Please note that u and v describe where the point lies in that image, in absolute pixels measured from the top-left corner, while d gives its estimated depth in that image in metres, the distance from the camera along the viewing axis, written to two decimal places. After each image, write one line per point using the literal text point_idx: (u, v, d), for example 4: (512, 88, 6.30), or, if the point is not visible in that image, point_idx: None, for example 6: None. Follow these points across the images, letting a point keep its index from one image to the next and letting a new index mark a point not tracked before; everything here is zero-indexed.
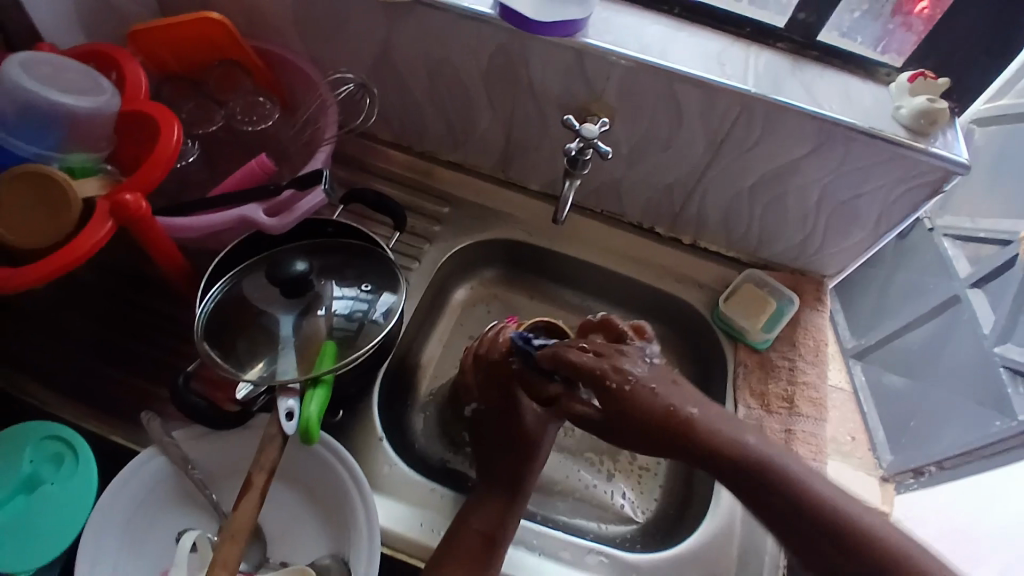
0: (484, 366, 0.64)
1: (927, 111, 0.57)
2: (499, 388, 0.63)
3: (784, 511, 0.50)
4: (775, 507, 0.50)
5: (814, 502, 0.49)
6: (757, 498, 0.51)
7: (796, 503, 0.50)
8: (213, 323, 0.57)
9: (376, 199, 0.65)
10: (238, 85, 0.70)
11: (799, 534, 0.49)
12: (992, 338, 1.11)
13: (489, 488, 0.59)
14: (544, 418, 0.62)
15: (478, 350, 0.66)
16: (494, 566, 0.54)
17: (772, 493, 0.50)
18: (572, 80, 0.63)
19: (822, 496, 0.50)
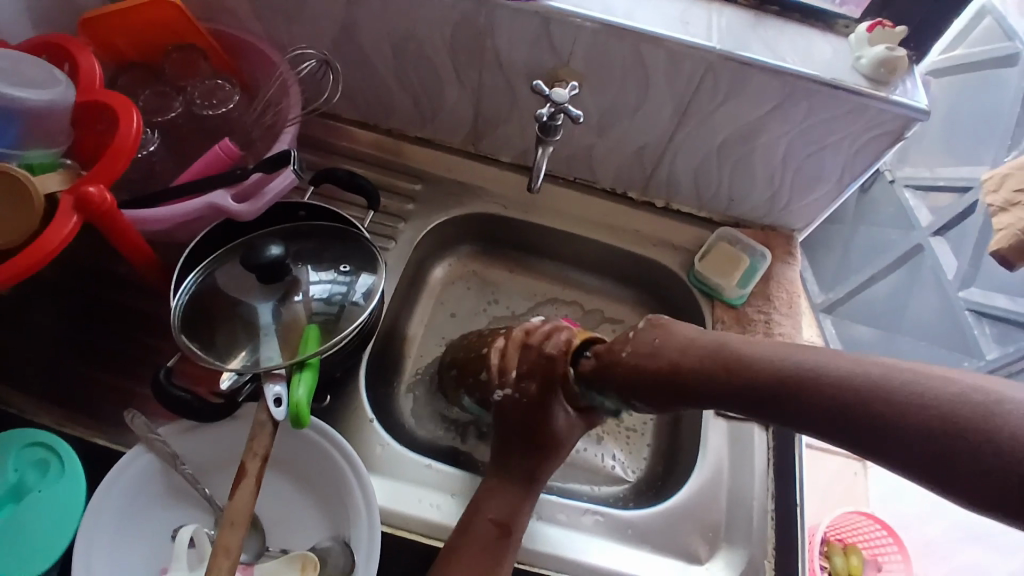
0: (533, 355, 0.60)
1: (887, 60, 0.58)
2: (541, 379, 0.58)
3: (833, 411, 0.37)
4: (824, 417, 0.37)
5: (867, 390, 0.35)
6: (841, 423, 0.36)
7: (840, 398, 0.37)
8: (190, 315, 0.55)
9: (348, 179, 0.64)
10: (197, 70, 0.67)
11: (872, 434, 0.34)
12: (955, 284, 1.18)
13: (504, 478, 0.57)
14: (574, 424, 0.59)
15: (528, 339, 0.61)
16: (509, 555, 0.54)
17: (817, 405, 0.38)
18: (539, 47, 0.62)
19: (891, 378, 0.35)
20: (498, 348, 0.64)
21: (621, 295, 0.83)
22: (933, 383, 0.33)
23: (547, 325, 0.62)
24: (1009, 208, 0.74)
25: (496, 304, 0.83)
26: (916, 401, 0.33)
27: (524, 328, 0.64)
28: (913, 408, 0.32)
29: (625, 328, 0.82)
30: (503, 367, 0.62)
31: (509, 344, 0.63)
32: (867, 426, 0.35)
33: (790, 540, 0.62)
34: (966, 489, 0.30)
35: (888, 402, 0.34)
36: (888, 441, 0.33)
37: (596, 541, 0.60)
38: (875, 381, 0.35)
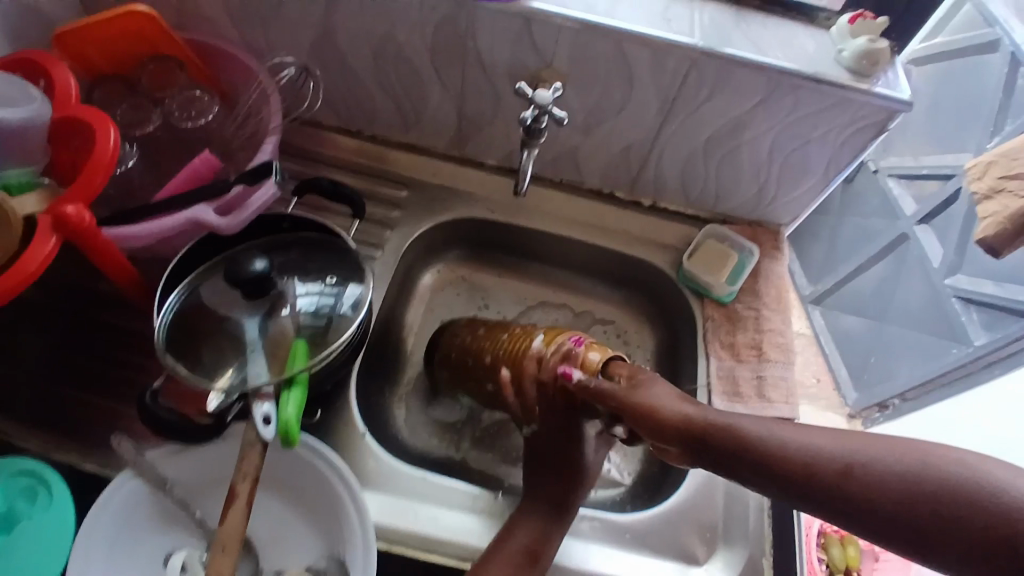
0: (550, 391, 0.59)
1: (868, 52, 0.57)
2: (563, 412, 0.59)
3: (823, 493, 0.42)
4: (803, 490, 0.43)
5: (852, 470, 0.41)
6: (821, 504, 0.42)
7: (834, 478, 0.42)
8: (175, 334, 0.54)
9: (331, 188, 0.63)
10: (174, 81, 0.66)
11: (851, 513, 0.41)
12: (942, 271, 1.18)
13: (528, 507, 0.58)
14: (599, 444, 0.62)
15: (541, 374, 0.59)
16: None
17: (811, 485, 0.43)
18: (521, 47, 0.61)
19: (883, 461, 0.40)
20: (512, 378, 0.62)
21: (611, 295, 0.83)
22: (914, 473, 0.39)
23: (557, 352, 0.59)
24: (993, 195, 0.75)
25: (487, 308, 0.83)
26: (902, 480, 0.39)
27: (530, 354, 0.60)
28: (894, 492, 0.39)
29: (615, 329, 0.82)
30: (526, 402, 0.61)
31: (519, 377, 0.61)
32: (845, 493, 0.41)
33: (787, 537, 0.62)
34: (941, 555, 0.38)
35: (876, 484, 0.40)
36: (868, 516, 0.40)
37: (595, 547, 0.60)
38: (860, 457, 0.41)
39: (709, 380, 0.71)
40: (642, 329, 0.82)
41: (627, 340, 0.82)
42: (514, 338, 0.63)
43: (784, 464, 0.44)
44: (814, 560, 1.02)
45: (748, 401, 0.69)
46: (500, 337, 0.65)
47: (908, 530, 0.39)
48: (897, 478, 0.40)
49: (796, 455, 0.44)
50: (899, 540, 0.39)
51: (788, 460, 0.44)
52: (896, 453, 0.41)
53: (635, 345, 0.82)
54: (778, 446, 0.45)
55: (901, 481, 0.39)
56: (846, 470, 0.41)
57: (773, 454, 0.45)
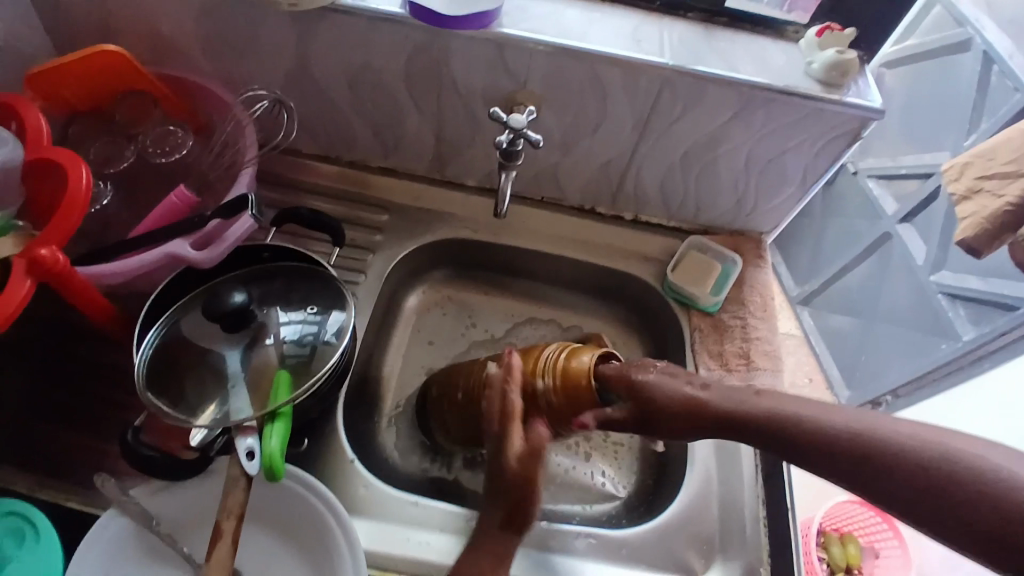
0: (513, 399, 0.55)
1: (837, 64, 0.59)
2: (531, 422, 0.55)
3: (835, 457, 0.43)
4: (819, 458, 0.44)
5: (870, 443, 0.42)
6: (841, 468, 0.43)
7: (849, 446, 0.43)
8: (156, 368, 0.54)
9: (311, 216, 0.63)
10: (148, 116, 0.66)
11: (865, 473, 0.42)
12: (927, 269, 1.19)
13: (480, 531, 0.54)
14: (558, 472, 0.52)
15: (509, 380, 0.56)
16: None
17: (825, 452, 0.44)
18: (494, 71, 0.62)
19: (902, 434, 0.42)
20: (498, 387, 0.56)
21: (598, 309, 0.83)
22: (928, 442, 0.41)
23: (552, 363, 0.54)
24: (971, 196, 0.76)
25: (474, 328, 0.82)
26: (918, 455, 0.40)
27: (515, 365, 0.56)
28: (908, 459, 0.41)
29: (604, 342, 0.82)
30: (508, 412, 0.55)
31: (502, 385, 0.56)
32: (860, 462, 0.42)
33: (783, 546, 0.62)
34: (944, 523, 0.39)
35: (889, 450, 0.41)
36: (879, 479, 0.41)
37: (589, 564, 0.59)
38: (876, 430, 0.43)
39: None
40: (630, 341, 0.82)
41: (616, 352, 0.82)
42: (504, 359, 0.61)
43: (809, 440, 0.45)
44: (814, 561, 1.03)
45: None
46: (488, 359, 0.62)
47: (920, 501, 0.40)
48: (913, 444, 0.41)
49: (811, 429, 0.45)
50: (905, 506, 0.40)
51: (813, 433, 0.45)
52: (921, 433, 0.42)
53: (625, 357, 0.81)
54: (794, 422, 0.46)
55: (918, 445, 0.41)
56: (864, 443, 0.42)
57: (796, 433, 0.46)
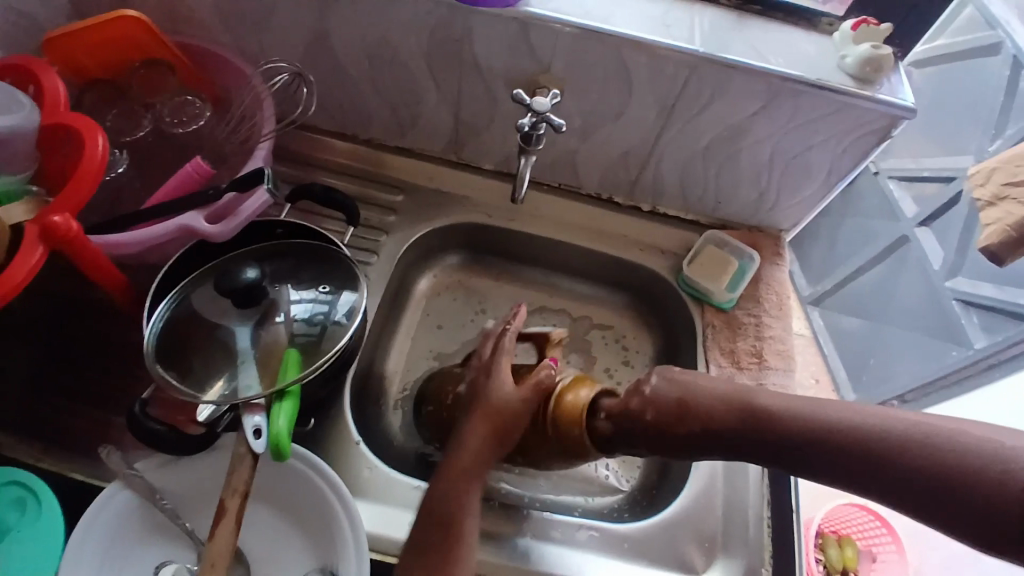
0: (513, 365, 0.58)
1: (871, 58, 0.56)
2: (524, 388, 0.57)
3: (848, 460, 0.42)
4: (835, 460, 0.43)
5: (888, 440, 0.40)
6: (852, 471, 0.42)
7: (864, 448, 0.41)
8: (165, 342, 0.54)
9: (325, 194, 0.62)
10: (164, 86, 0.65)
11: (879, 475, 0.40)
12: (942, 274, 1.17)
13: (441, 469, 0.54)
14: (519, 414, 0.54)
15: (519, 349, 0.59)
16: (447, 551, 0.49)
17: (838, 455, 0.42)
18: (517, 52, 0.60)
19: (917, 432, 0.40)
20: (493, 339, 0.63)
21: (609, 300, 0.82)
22: (947, 436, 0.39)
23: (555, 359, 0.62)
24: (998, 202, 0.74)
25: (483, 314, 0.81)
26: (938, 449, 0.38)
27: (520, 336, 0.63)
28: (924, 458, 0.39)
29: (615, 334, 0.81)
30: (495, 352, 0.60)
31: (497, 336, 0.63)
32: (878, 466, 0.40)
33: (787, 548, 0.61)
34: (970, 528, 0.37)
35: (904, 450, 0.40)
36: (894, 481, 0.40)
37: (591, 557, 0.59)
38: (891, 428, 0.41)
39: None
40: (640, 334, 0.81)
41: (626, 345, 0.80)
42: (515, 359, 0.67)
43: (820, 436, 0.43)
44: (813, 562, 1.03)
45: None
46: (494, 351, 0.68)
47: (941, 500, 0.38)
48: (926, 441, 0.39)
49: (827, 429, 0.43)
50: (927, 507, 0.39)
51: (827, 431, 0.43)
52: (943, 425, 0.40)
53: (634, 350, 0.80)
54: (805, 424, 0.44)
55: (936, 441, 0.39)
56: (880, 440, 0.41)
57: (807, 430, 0.44)
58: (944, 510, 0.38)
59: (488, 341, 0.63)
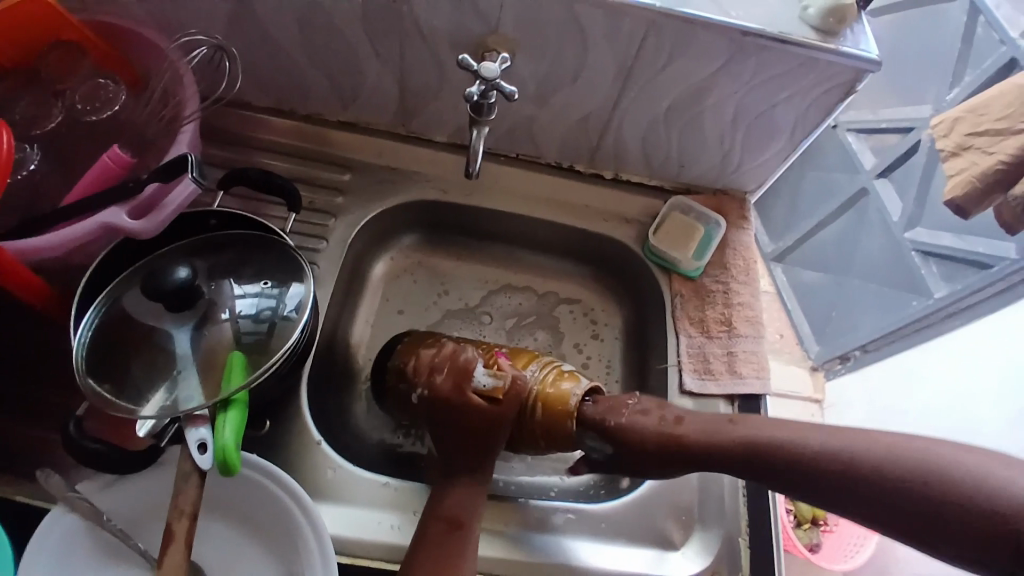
0: (489, 393, 0.57)
1: (835, 8, 0.53)
2: (510, 411, 0.57)
3: (815, 479, 0.49)
4: (805, 478, 0.49)
5: (849, 462, 0.48)
6: (825, 489, 0.48)
7: (827, 465, 0.48)
8: (95, 353, 0.49)
9: (262, 177, 0.58)
10: (76, 69, 0.59)
11: (850, 497, 0.47)
12: (901, 225, 1.19)
13: (448, 477, 0.56)
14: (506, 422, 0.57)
15: (498, 380, 0.58)
16: (465, 545, 0.53)
17: (809, 472, 0.49)
18: (463, 13, 0.55)
19: (885, 457, 0.47)
20: (448, 358, 0.60)
21: (575, 273, 0.79)
22: (913, 462, 0.46)
23: (509, 369, 0.59)
24: (960, 152, 0.77)
25: (447, 295, 0.77)
26: (900, 474, 0.46)
27: (475, 358, 0.60)
28: (889, 480, 0.46)
29: (582, 307, 0.79)
30: (459, 380, 0.58)
31: (454, 352, 0.60)
32: (849, 485, 0.47)
33: (763, 514, 0.61)
34: (948, 545, 0.44)
35: (872, 473, 0.47)
36: (868, 499, 0.47)
37: (568, 541, 0.58)
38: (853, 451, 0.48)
39: (680, 359, 0.68)
40: (609, 307, 0.79)
41: (594, 319, 0.78)
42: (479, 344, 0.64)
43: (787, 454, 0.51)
44: (784, 512, 1.07)
45: (719, 378, 0.67)
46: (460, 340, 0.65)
47: (912, 519, 0.45)
48: (887, 463, 0.46)
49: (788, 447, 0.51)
50: (900, 527, 0.45)
51: (812, 457, 0.49)
52: (913, 446, 0.47)
53: (603, 323, 0.78)
54: (777, 444, 0.51)
55: (901, 465, 0.46)
56: (842, 461, 0.48)
57: (774, 446, 0.52)
58: (923, 531, 0.44)
59: (443, 365, 0.59)
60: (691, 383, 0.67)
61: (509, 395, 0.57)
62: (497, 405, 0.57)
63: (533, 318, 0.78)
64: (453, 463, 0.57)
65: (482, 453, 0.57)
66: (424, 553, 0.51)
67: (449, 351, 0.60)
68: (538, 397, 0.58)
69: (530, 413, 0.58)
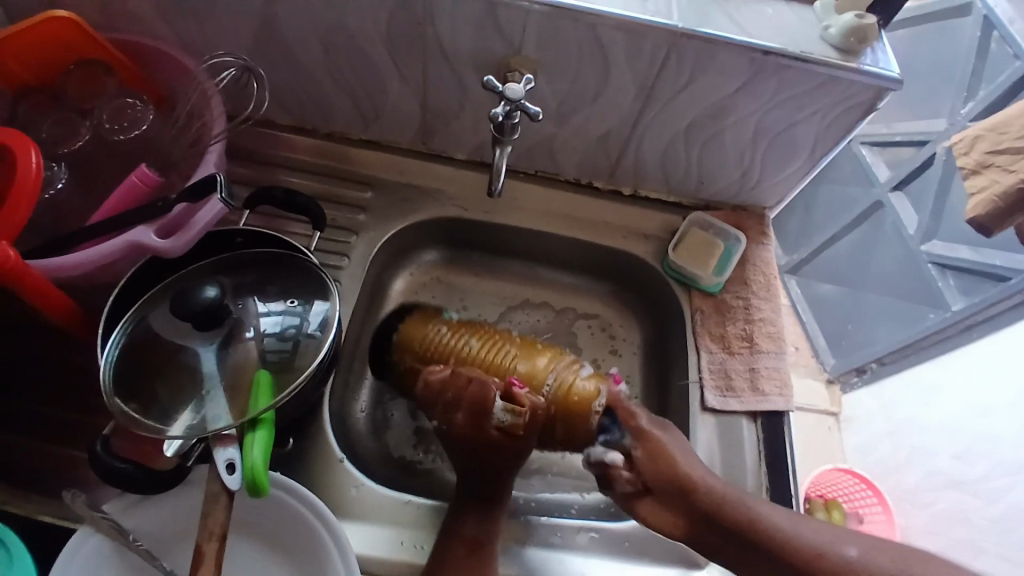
0: (507, 428, 0.57)
1: (856, 28, 0.53)
2: (532, 437, 0.58)
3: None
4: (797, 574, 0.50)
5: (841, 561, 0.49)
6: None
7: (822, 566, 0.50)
8: (124, 371, 0.49)
9: (287, 197, 0.58)
10: (103, 88, 0.60)
11: None
12: (918, 238, 1.19)
13: (465, 497, 0.57)
14: (530, 443, 0.58)
15: (516, 416, 0.56)
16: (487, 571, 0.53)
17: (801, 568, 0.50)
18: (486, 35, 0.56)
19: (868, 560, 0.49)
20: (465, 393, 0.57)
21: (593, 289, 0.79)
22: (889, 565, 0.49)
23: (526, 400, 0.56)
24: (982, 170, 0.78)
25: (465, 311, 0.78)
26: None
27: (495, 392, 0.57)
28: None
29: (600, 323, 0.78)
30: (478, 418, 0.57)
31: (471, 384, 0.57)
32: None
33: None
34: None
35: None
36: None
37: (591, 560, 0.58)
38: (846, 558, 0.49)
39: (702, 376, 0.68)
40: (628, 322, 0.79)
41: (613, 334, 0.78)
42: (489, 349, 0.62)
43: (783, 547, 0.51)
44: None
45: (742, 397, 0.67)
46: (470, 343, 0.62)
47: None
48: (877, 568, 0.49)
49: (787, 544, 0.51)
50: None
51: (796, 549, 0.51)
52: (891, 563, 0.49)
53: (621, 339, 0.78)
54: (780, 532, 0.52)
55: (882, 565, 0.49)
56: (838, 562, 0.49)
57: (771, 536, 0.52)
58: None
59: (461, 401, 0.57)
60: (714, 401, 0.66)
61: (529, 428, 0.57)
62: (517, 436, 0.57)
63: (551, 334, 0.78)
64: (471, 488, 0.57)
65: (510, 471, 0.59)
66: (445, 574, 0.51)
67: (465, 382, 0.57)
68: (557, 412, 0.58)
69: (552, 430, 0.59)
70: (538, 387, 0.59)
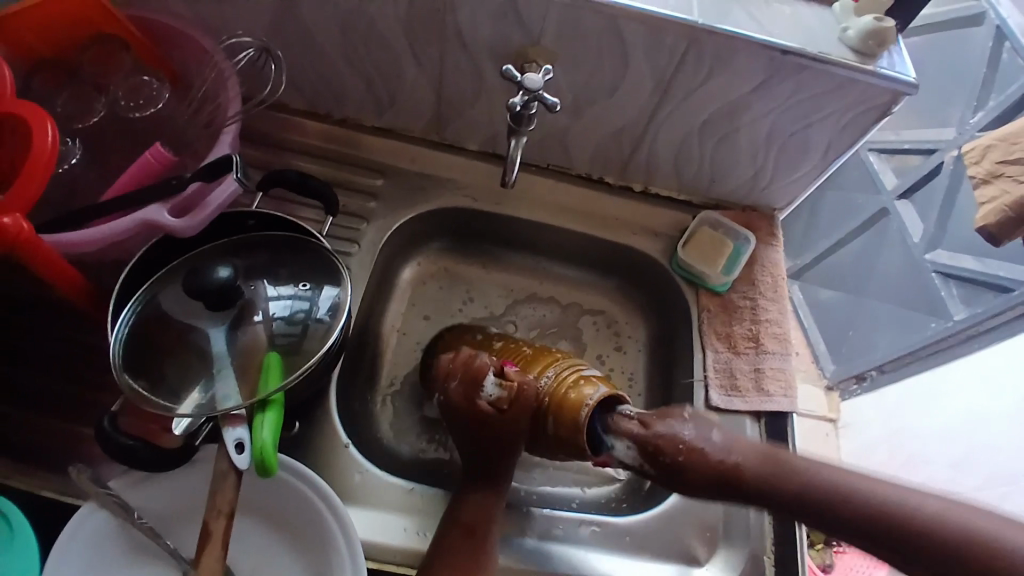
0: (494, 404, 0.57)
1: (874, 31, 0.53)
2: (519, 421, 0.57)
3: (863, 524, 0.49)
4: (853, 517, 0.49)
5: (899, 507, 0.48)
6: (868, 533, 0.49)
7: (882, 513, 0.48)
8: (132, 349, 0.49)
9: (300, 180, 0.58)
10: (119, 64, 0.60)
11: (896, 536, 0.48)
12: (922, 247, 1.19)
13: (469, 482, 0.57)
14: (518, 428, 0.57)
15: (503, 393, 0.57)
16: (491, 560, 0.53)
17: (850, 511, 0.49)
18: (507, 25, 0.56)
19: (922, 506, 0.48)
20: (461, 365, 0.59)
21: (599, 284, 0.79)
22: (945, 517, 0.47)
23: (515, 378, 0.58)
24: (992, 180, 0.78)
25: (472, 303, 0.78)
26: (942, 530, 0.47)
27: (487, 366, 0.59)
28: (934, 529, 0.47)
29: (606, 319, 0.79)
30: (468, 389, 0.58)
31: (469, 357, 0.59)
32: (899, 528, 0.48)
33: (788, 541, 0.60)
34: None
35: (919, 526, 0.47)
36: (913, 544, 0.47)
37: (593, 552, 0.58)
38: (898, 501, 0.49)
39: (706, 374, 0.68)
40: (633, 320, 0.79)
41: (618, 331, 0.78)
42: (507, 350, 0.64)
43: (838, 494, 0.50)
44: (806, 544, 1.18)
45: (747, 396, 0.67)
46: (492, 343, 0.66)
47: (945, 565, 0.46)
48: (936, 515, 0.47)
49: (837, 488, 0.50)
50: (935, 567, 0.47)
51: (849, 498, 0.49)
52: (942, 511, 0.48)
53: (627, 335, 0.78)
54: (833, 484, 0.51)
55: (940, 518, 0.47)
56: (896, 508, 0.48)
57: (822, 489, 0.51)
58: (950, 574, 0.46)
59: (456, 371, 0.59)
60: (719, 400, 0.66)
61: (514, 406, 0.57)
62: (502, 414, 0.57)
63: (557, 329, 0.78)
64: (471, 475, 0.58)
65: (502, 456, 0.58)
66: (447, 559, 0.51)
67: (464, 356, 0.60)
68: (551, 405, 0.57)
69: (544, 420, 0.57)
70: (538, 377, 0.59)
